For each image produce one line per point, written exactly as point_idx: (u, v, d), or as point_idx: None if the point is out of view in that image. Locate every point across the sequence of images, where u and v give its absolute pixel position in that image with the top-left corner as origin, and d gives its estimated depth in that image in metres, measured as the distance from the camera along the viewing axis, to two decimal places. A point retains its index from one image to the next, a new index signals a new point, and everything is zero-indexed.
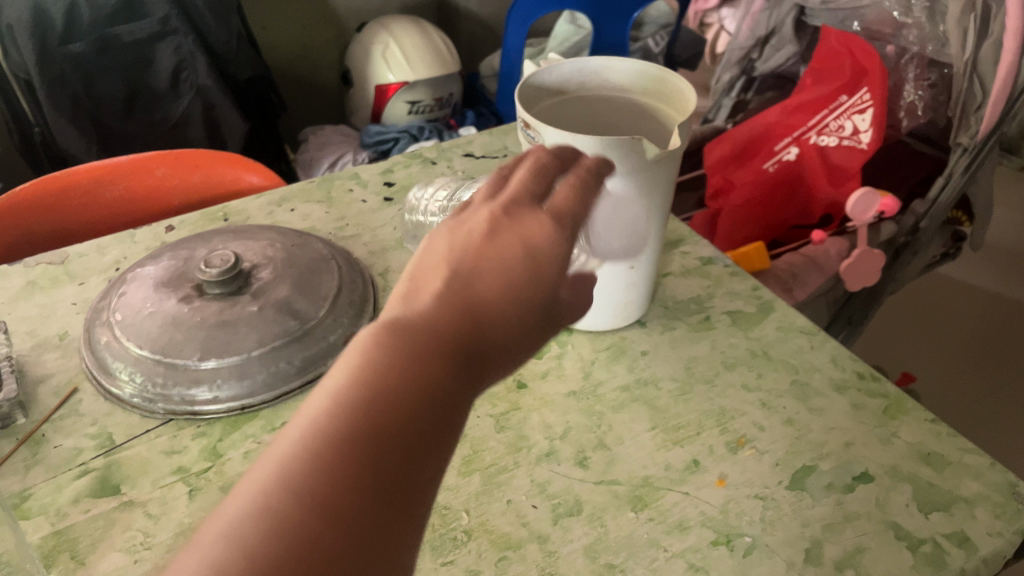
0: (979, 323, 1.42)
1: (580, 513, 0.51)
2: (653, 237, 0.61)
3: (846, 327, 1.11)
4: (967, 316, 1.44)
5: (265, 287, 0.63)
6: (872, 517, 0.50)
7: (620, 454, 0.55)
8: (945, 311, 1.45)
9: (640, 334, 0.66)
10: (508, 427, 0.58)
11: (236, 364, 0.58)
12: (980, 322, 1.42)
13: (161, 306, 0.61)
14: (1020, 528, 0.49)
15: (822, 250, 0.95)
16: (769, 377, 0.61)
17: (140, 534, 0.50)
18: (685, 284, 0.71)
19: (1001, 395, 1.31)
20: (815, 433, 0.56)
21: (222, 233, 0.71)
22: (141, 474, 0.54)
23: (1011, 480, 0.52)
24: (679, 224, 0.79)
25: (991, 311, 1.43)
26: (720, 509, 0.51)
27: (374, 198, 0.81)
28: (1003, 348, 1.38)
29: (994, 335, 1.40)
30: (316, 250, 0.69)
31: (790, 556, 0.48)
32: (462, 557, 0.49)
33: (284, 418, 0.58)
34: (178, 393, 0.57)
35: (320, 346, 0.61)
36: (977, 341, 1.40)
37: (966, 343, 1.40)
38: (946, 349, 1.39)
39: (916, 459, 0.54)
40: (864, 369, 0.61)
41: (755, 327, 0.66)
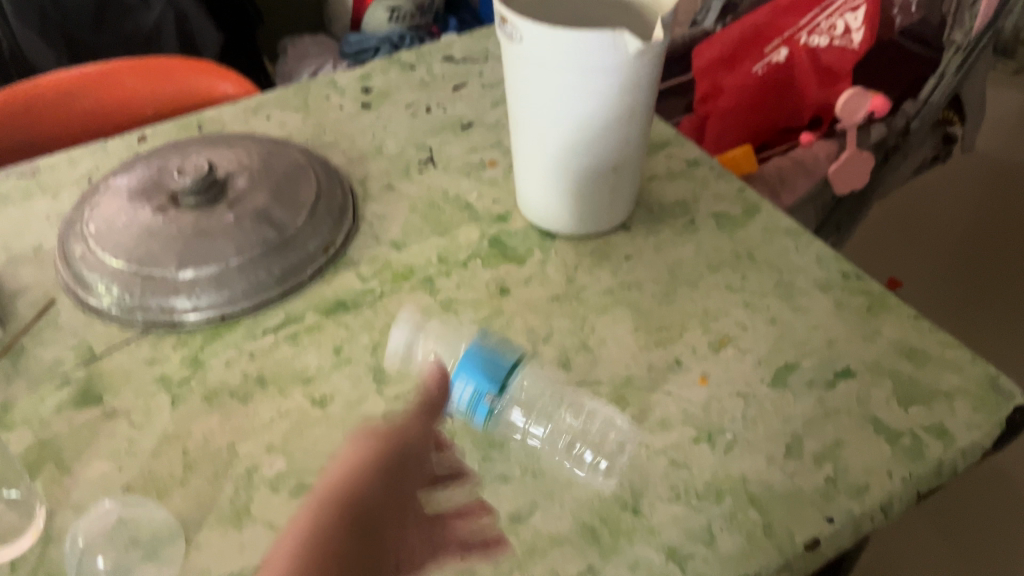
0: (968, 232, 1.42)
1: (563, 413, 0.52)
2: (635, 136, 0.59)
3: (835, 233, 1.10)
4: (956, 225, 1.44)
5: (241, 196, 0.62)
6: (852, 412, 0.51)
7: (604, 356, 0.55)
8: (937, 217, 1.45)
9: (623, 239, 0.65)
10: (491, 332, 0.57)
11: (216, 275, 0.57)
12: (970, 231, 1.42)
13: (135, 218, 0.60)
14: (999, 419, 0.49)
15: (811, 153, 0.94)
16: (754, 279, 0.60)
17: (125, 441, 0.50)
18: (671, 187, 0.70)
19: (984, 305, 1.33)
20: (799, 332, 0.56)
21: (195, 143, 0.69)
22: (123, 384, 0.54)
23: (991, 373, 0.52)
24: (664, 125, 0.77)
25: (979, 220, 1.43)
26: (703, 407, 0.52)
27: (352, 104, 0.79)
28: (999, 253, 1.39)
29: (991, 248, 1.40)
30: (292, 158, 0.67)
31: (770, 451, 0.49)
32: (446, 457, 0.49)
33: (265, 326, 0.58)
34: (157, 303, 0.57)
35: (300, 255, 0.60)
36: (969, 251, 1.40)
37: (957, 253, 1.40)
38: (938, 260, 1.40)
39: (897, 354, 0.54)
40: (849, 268, 0.60)
41: (740, 228, 0.65)
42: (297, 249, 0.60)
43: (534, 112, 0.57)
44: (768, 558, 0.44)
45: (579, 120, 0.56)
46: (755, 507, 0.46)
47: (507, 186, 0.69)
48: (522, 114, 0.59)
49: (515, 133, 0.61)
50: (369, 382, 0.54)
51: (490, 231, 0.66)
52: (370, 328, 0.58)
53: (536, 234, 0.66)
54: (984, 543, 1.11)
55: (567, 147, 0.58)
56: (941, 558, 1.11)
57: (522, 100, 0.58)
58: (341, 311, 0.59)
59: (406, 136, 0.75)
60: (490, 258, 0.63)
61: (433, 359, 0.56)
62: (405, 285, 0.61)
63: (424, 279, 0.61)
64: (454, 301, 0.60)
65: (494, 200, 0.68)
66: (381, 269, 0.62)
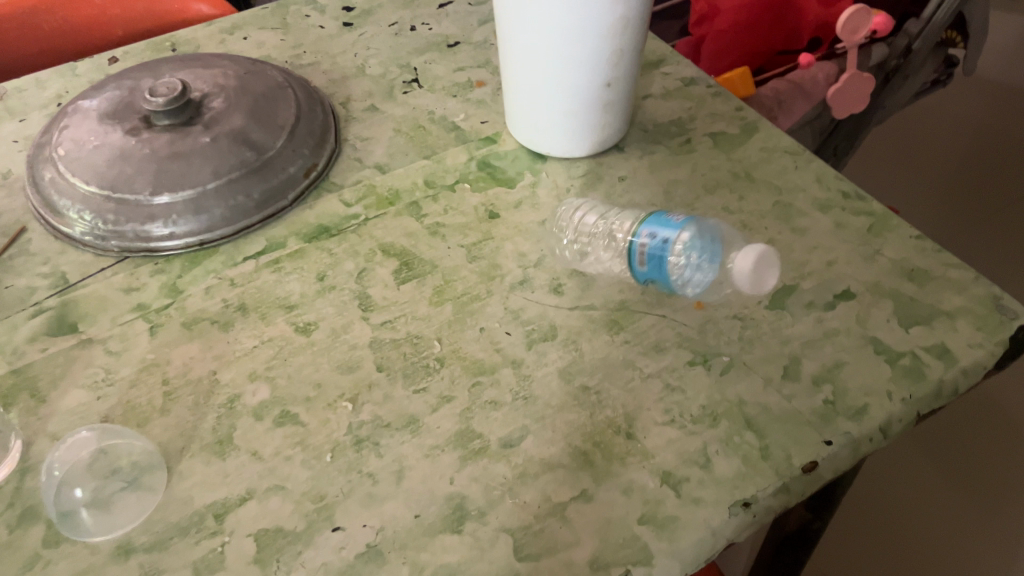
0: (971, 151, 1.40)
1: (554, 337, 0.50)
2: (631, 50, 0.55)
3: (833, 158, 1.08)
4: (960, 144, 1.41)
5: (218, 117, 0.59)
6: (852, 333, 0.49)
7: (596, 279, 0.54)
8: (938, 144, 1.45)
9: (617, 160, 0.62)
10: (480, 257, 0.56)
11: (192, 199, 0.55)
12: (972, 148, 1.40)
13: (107, 140, 0.57)
14: (1001, 339, 0.48)
15: (809, 75, 0.91)
16: (751, 199, 0.58)
17: (102, 370, 0.49)
18: (665, 106, 0.67)
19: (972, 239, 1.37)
20: (797, 254, 0.54)
21: (169, 63, 0.66)
22: (99, 312, 0.52)
23: (995, 293, 0.50)
24: (659, 42, 0.74)
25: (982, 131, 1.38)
26: (698, 329, 0.50)
27: (333, 23, 0.75)
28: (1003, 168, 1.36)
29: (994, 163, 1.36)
30: (271, 78, 0.64)
31: (766, 373, 0.48)
32: (435, 383, 0.48)
33: (245, 253, 0.56)
34: (133, 229, 0.54)
35: (280, 179, 0.58)
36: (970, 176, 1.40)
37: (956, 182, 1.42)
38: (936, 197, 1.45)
39: (898, 275, 0.52)
40: (850, 188, 0.58)
41: (737, 148, 0.63)
42: (276, 172, 0.58)
43: (526, 29, 0.53)
44: (765, 480, 0.43)
45: (573, 34, 0.52)
46: (751, 430, 0.45)
47: (496, 106, 0.67)
48: (511, 22, 0.54)
49: (503, 41, 0.57)
50: (354, 309, 0.52)
51: (478, 153, 0.63)
52: (354, 254, 0.56)
53: (526, 156, 0.63)
54: (970, 457, 1.14)
55: (562, 65, 0.54)
56: (929, 475, 1.15)
57: (513, 16, 0.53)
58: (324, 237, 0.57)
59: (390, 56, 0.72)
60: (478, 182, 0.61)
61: (421, 284, 0.54)
62: (391, 210, 0.59)
63: (409, 204, 0.59)
64: (441, 226, 0.58)
65: (482, 122, 0.65)
66: (365, 194, 0.60)
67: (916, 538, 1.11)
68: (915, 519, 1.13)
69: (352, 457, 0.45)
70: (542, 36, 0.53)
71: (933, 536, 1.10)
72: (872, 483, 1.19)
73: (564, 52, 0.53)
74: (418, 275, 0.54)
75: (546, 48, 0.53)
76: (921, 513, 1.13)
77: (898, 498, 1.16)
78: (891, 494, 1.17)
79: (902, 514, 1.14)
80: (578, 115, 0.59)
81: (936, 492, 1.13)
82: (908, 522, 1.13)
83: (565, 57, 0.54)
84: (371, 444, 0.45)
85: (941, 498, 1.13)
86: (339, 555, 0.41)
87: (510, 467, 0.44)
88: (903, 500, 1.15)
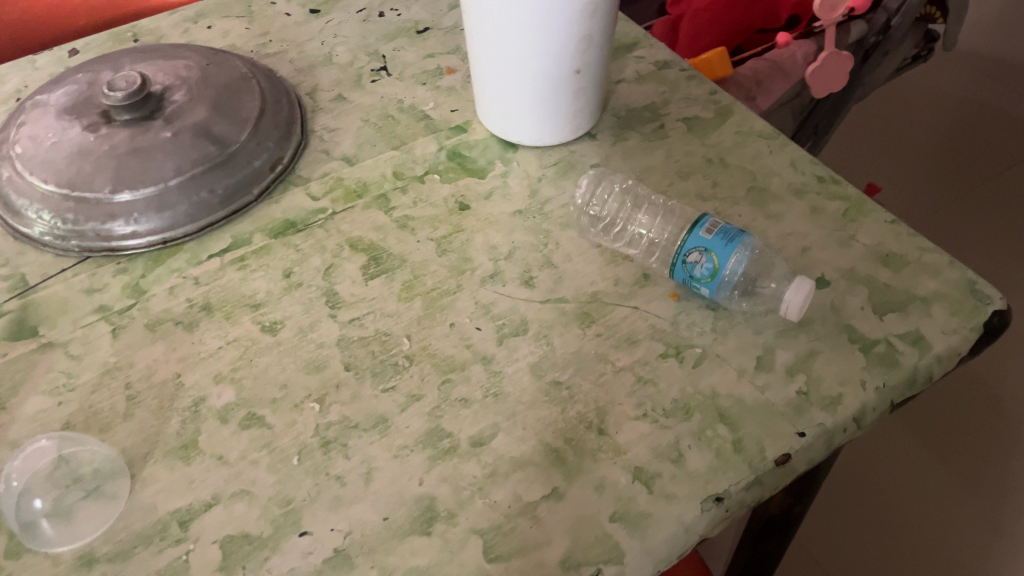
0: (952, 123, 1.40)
1: (526, 332, 0.49)
2: (600, 35, 0.53)
3: (813, 137, 1.07)
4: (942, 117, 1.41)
5: (179, 111, 0.58)
6: (826, 322, 0.49)
7: (568, 271, 0.53)
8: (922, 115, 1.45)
9: (589, 148, 0.61)
10: (450, 250, 0.55)
11: (154, 196, 0.53)
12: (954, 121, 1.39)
13: (64, 136, 0.56)
14: (976, 325, 0.47)
15: (788, 54, 0.89)
16: (725, 185, 0.57)
17: (64, 375, 0.48)
18: (639, 91, 0.66)
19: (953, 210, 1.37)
20: (772, 241, 0.53)
21: (129, 54, 0.64)
22: (60, 314, 0.51)
23: (971, 278, 0.50)
24: (632, 24, 0.72)
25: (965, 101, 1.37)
26: (671, 321, 0.49)
27: (299, 10, 0.74)
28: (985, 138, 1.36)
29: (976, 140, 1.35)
30: (235, 69, 0.63)
31: (740, 365, 0.47)
32: (403, 382, 0.47)
33: (210, 251, 0.55)
34: (93, 229, 0.53)
35: (244, 173, 0.57)
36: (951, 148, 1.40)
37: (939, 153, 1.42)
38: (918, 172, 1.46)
39: (874, 261, 0.51)
40: (825, 172, 0.58)
41: (712, 133, 0.62)
42: (241, 167, 0.57)
43: (491, 19, 0.51)
44: (737, 474, 0.42)
45: (540, 22, 0.50)
46: (724, 422, 0.44)
47: (466, 94, 0.65)
48: (475, 11, 0.52)
49: (469, 29, 0.55)
50: (321, 307, 0.51)
51: (448, 143, 0.62)
52: (321, 250, 0.55)
53: (497, 145, 0.62)
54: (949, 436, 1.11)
55: (530, 54, 0.53)
56: (913, 461, 1.13)
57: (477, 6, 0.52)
58: (290, 232, 0.56)
59: (357, 44, 0.70)
60: (449, 172, 0.60)
61: (390, 280, 0.53)
62: (359, 203, 0.58)
63: (378, 197, 0.58)
64: (410, 219, 0.57)
65: (452, 110, 0.64)
66: (332, 187, 0.59)
67: (908, 529, 1.11)
68: (904, 509, 1.12)
69: (319, 459, 0.44)
70: (508, 25, 0.51)
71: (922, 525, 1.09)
72: (857, 479, 1.19)
73: (531, 41, 0.52)
74: (387, 271, 0.53)
75: (512, 37, 0.52)
76: (909, 502, 1.12)
77: (886, 489, 1.15)
78: (879, 486, 1.16)
79: (892, 505, 1.13)
80: (549, 103, 0.57)
81: (921, 478, 1.12)
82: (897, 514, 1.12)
83: (532, 46, 0.52)
84: (339, 446, 0.44)
85: (928, 483, 1.11)
86: (306, 561, 0.40)
87: (480, 466, 0.43)
88: (892, 491, 1.14)
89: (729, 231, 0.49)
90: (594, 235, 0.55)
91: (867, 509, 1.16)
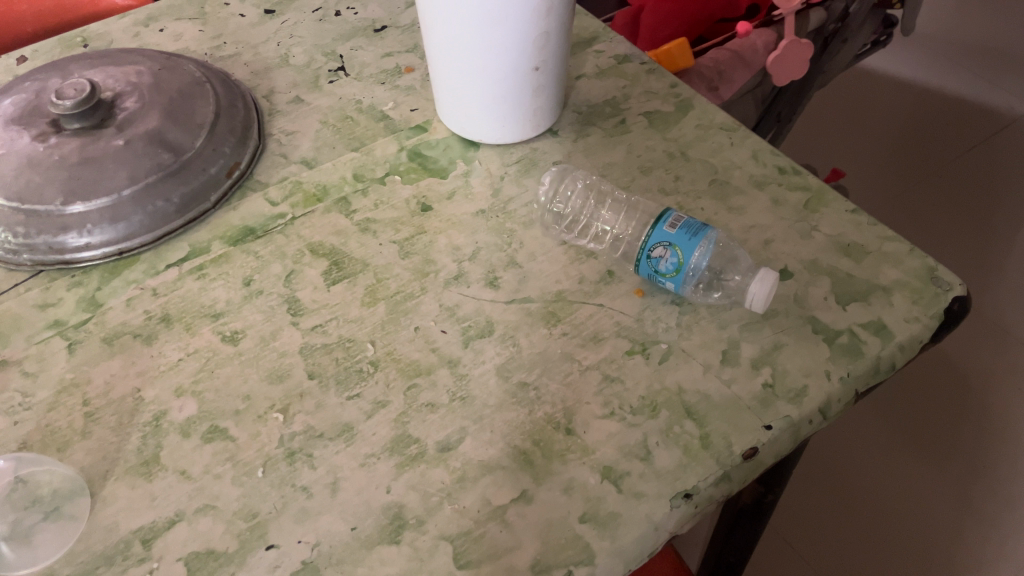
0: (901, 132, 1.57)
1: (491, 334, 0.49)
2: (558, 31, 0.53)
3: (776, 125, 1.08)
4: (888, 129, 1.58)
5: (131, 118, 0.56)
6: (790, 314, 0.49)
7: (532, 271, 0.52)
8: (876, 120, 1.60)
9: (551, 145, 0.61)
10: (413, 253, 0.54)
11: (108, 206, 0.52)
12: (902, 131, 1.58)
13: (12, 147, 0.54)
14: (937, 312, 0.48)
15: (748, 44, 0.89)
16: (687, 179, 0.57)
17: (19, 394, 0.47)
18: (599, 85, 0.65)
19: (913, 194, 1.47)
20: (735, 233, 0.53)
21: (78, 61, 0.63)
22: (13, 332, 0.50)
23: (930, 265, 0.50)
24: (590, 18, 0.72)
25: (882, 104, 1.63)
26: (636, 317, 0.49)
27: (254, 11, 0.72)
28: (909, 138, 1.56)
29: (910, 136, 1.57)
30: (187, 73, 0.61)
31: (705, 359, 0.47)
32: (368, 389, 0.47)
33: (168, 260, 0.54)
34: (45, 242, 0.52)
35: (200, 180, 0.56)
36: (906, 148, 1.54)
37: (894, 150, 1.54)
38: (875, 164, 1.52)
39: (836, 251, 0.52)
40: (786, 163, 0.58)
41: (673, 127, 0.61)
42: (197, 174, 0.56)
43: (448, 22, 0.51)
44: (705, 470, 0.42)
45: (497, 23, 0.49)
46: (691, 419, 0.44)
47: (425, 93, 0.65)
48: (429, 11, 0.52)
49: (425, 30, 0.54)
50: (283, 315, 0.51)
51: (408, 143, 0.61)
52: (282, 256, 0.54)
53: (458, 144, 0.62)
54: (918, 418, 1.19)
55: (488, 54, 0.52)
56: (890, 449, 1.16)
57: (435, 8, 0.51)
58: (249, 239, 0.55)
59: (314, 44, 0.69)
60: (410, 173, 0.59)
61: (352, 285, 0.52)
62: (319, 207, 0.57)
63: (338, 200, 0.57)
64: (372, 222, 0.56)
65: (412, 110, 0.64)
66: (291, 192, 0.58)
67: (896, 512, 1.11)
68: (888, 494, 1.12)
69: (284, 471, 0.43)
70: (466, 28, 0.50)
71: (907, 505, 1.11)
72: (835, 465, 1.16)
73: (488, 42, 0.51)
74: (350, 276, 0.53)
75: (469, 39, 0.51)
76: (894, 486, 1.13)
77: (865, 474, 1.15)
78: (858, 472, 1.15)
79: (874, 490, 1.13)
80: (509, 102, 0.57)
81: (903, 464, 1.15)
82: (883, 498, 1.12)
83: (490, 47, 0.52)
84: (304, 456, 0.44)
85: (910, 467, 1.14)
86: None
87: (448, 472, 0.43)
88: (873, 475, 1.14)
89: (692, 226, 0.49)
90: (559, 232, 0.55)
91: (849, 491, 1.14)
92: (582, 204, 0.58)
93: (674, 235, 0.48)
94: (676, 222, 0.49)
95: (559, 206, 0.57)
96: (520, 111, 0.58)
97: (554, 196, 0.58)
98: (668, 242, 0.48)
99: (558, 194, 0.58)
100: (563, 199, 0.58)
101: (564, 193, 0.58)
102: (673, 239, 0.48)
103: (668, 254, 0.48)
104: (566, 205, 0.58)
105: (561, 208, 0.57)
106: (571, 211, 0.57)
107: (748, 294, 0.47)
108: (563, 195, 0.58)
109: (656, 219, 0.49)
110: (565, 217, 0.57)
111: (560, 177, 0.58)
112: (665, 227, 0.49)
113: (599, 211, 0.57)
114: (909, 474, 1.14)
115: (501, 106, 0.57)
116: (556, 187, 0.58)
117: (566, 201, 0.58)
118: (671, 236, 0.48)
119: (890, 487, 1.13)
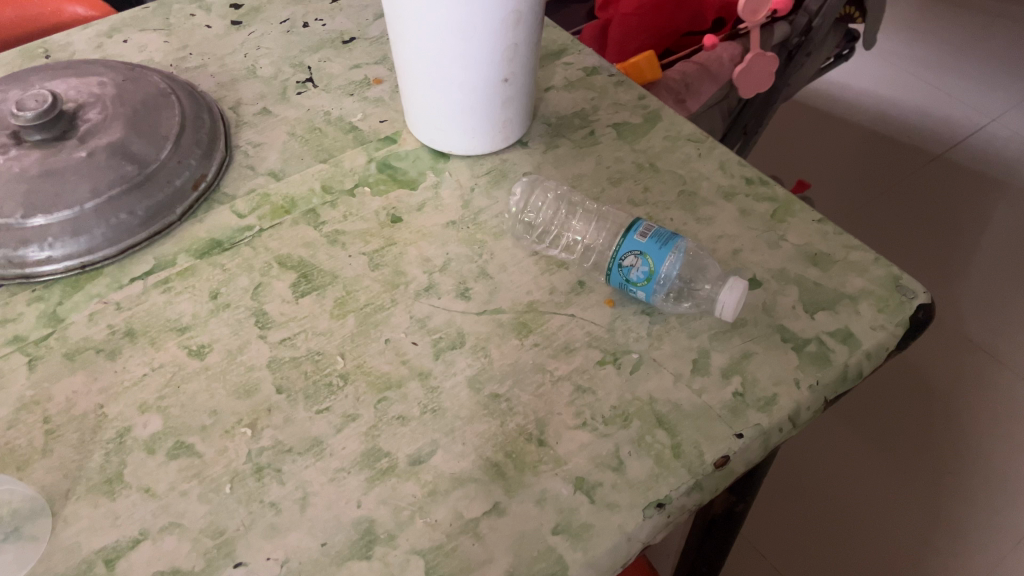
0: (864, 145, 1.60)
1: (462, 345, 0.49)
2: (526, 43, 0.53)
3: (743, 138, 1.10)
4: (852, 141, 1.61)
5: (94, 130, 0.55)
6: (759, 323, 0.49)
7: (503, 282, 0.52)
8: (839, 132, 1.63)
9: (520, 156, 0.61)
10: (383, 264, 0.54)
11: (69, 219, 0.51)
12: (866, 144, 1.61)
13: None
14: (903, 320, 0.48)
15: (714, 56, 0.90)
16: (657, 190, 0.58)
17: None
18: (568, 97, 0.66)
19: (877, 205, 1.49)
20: (704, 243, 0.54)
21: (39, 71, 0.62)
22: None
23: (895, 274, 0.51)
24: (559, 30, 0.73)
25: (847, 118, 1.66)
26: (607, 327, 0.49)
27: (220, 22, 0.72)
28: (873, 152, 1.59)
29: (876, 148, 1.60)
30: (152, 84, 0.61)
31: (676, 369, 0.47)
32: (338, 402, 0.46)
33: (132, 274, 0.53)
34: (4, 255, 0.51)
35: (166, 193, 0.55)
36: (871, 160, 1.57)
37: (858, 162, 1.57)
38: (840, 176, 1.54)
39: (803, 261, 0.52)
40: (753, 173, 0.58)
41: (642, 138, 0.62)
42: (161, 186, 0.55)
43: (416, 34, 0.51)
44: (678, 479, 0.42)
45: (465, 35, 0.49)
46: (662, 428, 0.44)
47: (394, 105, 0.65)
48: (396, 21, 0.51)
49: (393, 40, 0.54)
50: (251, 328, 0.50)
51: (378, 154, 0.61)
52: (249, 268, 0.53)
53: (428, 155, 0.61)
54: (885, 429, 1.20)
55: (456, 66, 0.52)
56: (857, 458, 1.17)
57: (403, 20, 0.51)
58: (216, 251, 0.54)
59: (281, 56, 0.68)
60: (379, 185, 0.59)
61: (321, 297, 0.52)
62: (287, 219, 0.56)
63: (307, 212, 0.57)
64: (341, 234, 0.55)
65: (381, 121, 0.63)
66: (258, 204, 0.57)
67: (866, 522, 1.11)
68: (855, 502, 1.13)
69: (253, 486, 0.42)
70: (434, 40, 0.50)
71: (874, 513, 1.12)
72: (804, 475, 1.16)
73: (456, 54, 0.51)
74: (319, 288, 0.52)
75: (437, 50, 0.51)
76: (861, 496, 1.14)
77: (833, 483, 1.15)
78: (826, 480, 1.16)
79: (842, 498, 1.14)
80: (478, 113, 0.57)
81: (872, 474, 1.16)
82: (853, 508, 1.13)
83: (459, 59, 0.52)
84: (273, 472, 0.43)
85: (879, 477, 1.15)
86: None
87: (419, 486, 0.42)
88: (842, 485, 1.15)
89: (662, 235, 0.49)
90: (529, 243, 0.55)
91: (817, 499, 1.14)
92: (553, 214, 0.58)
93: (644, 244, 0.48)
94: (645, 229, 0.49)
95: (531, 217, 0.57)
96: (489, 123, 0.58)
97: (524, 206, 0.58)
98: (638, 251, 0.48)
99: (529, 204, 0.58)
100: (535, 209, 0.58)
101: (535, 204, 0.58)
102: (644, 249, 0.48)
103: (639, 263, 0.48)
104: (538, 214, 0.58)
105: (533, 218, 0.57)
106: (543, 221, 0.57)
107: (718, 303, 0.47)
108: (534, 205, 0.58)
109: (627, 228, 0.49)
110: (537, 227, 0.57)
111: (530, 188, 0.58)
112: (635, 236, 0.49)
113: (569, 220, 0.57)
114: (878, 483, 1.15)
115: (470, 118, 0.57)
116: (527, 197, 0.58)
117: (537, 211, 0.58)
118: (641, 245, 0.48)
119: (860, 498, 1.14)
